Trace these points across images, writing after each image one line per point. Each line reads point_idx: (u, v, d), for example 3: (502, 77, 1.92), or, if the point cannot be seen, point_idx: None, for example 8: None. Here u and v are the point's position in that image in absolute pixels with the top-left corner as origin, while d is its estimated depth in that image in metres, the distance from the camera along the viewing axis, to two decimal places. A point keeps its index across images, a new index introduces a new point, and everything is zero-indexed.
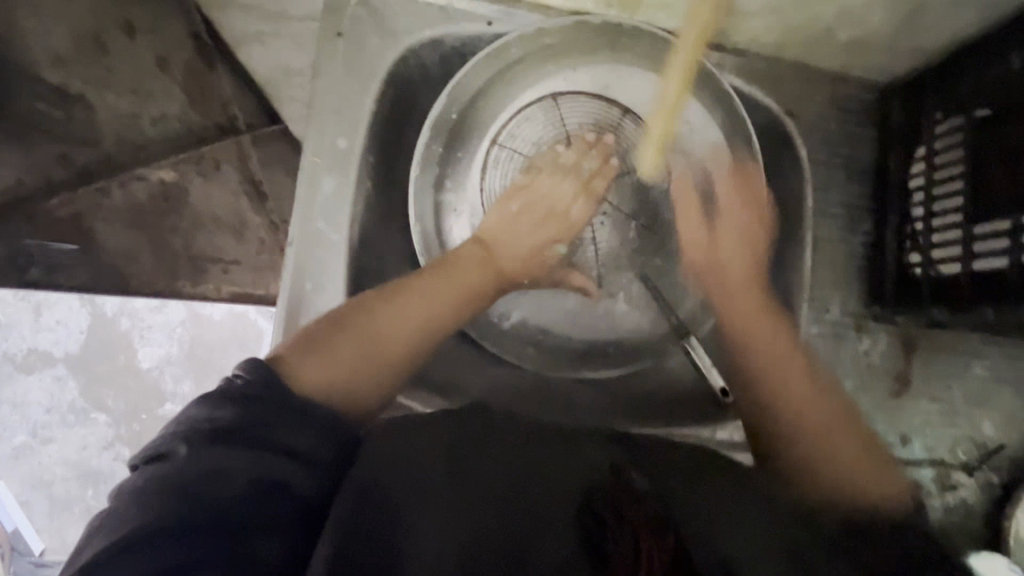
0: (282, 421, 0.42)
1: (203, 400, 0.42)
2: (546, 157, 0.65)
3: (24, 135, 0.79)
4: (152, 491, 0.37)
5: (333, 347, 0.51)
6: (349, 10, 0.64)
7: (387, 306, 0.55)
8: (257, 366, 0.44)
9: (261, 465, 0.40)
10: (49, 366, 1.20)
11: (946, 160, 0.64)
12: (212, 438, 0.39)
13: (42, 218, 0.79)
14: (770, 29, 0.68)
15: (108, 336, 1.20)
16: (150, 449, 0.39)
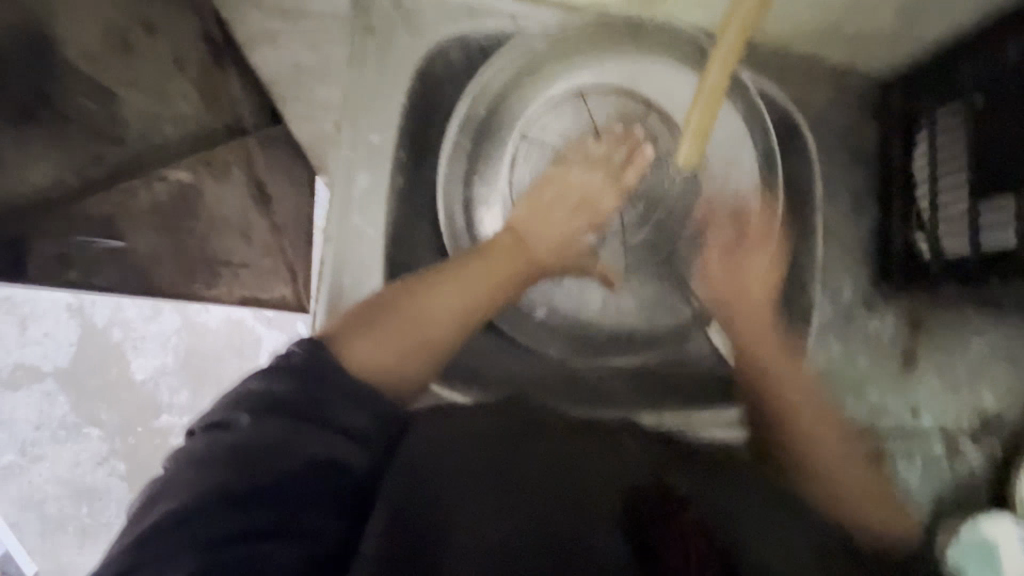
0: (339, 401, 0.41)
1: (262, 372, 0.42)
2: (576, 150, 0.67)
3: None
4: (210, 458, 0.37)
5: (379, 332, 0.50)
6: (377, 8, 0.65)
7: (429, 296, 0.56)
8: (310, 342, 0.44)
9: (319, 443, 0.39)
10: (37, 381, 0.90)
11: (947, 145, 0.68)
12: (272, 410, 0.39)
13: (77, 219, 0.74)
14: (781, 23, 0.70)
15: (103, 347, 0.91)
16: (213, 416, 0.40)
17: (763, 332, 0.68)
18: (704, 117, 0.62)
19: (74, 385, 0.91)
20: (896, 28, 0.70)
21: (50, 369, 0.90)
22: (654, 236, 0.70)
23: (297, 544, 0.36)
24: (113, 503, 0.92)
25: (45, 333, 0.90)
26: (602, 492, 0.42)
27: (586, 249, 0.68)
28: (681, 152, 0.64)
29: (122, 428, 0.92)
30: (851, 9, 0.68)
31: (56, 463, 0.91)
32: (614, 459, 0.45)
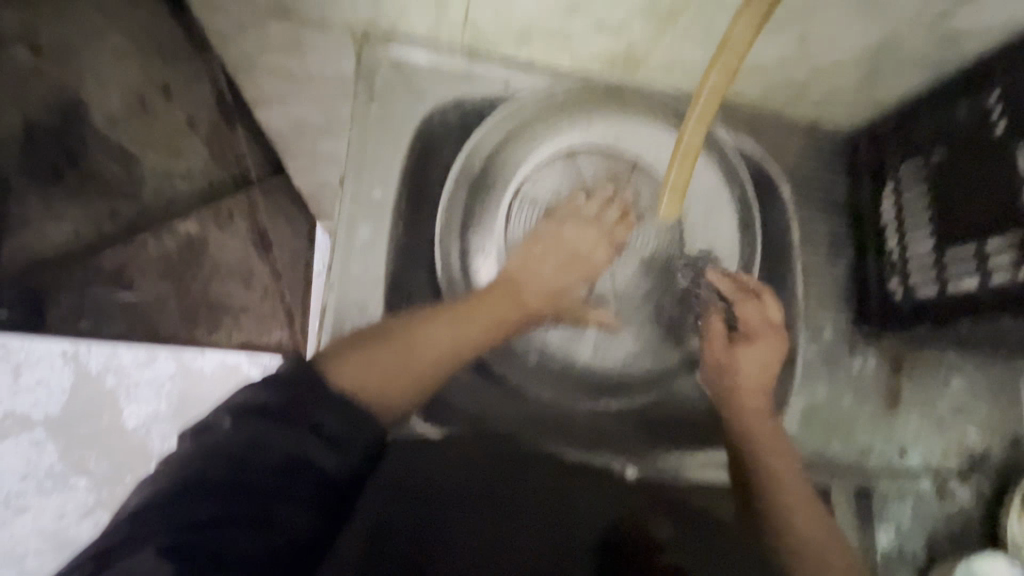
0: (318, 405, 0.42)
1: (252, 382, 0.44)
2: (569, 206, 0.71)
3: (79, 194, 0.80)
4: (193, 457, 0.38)
5: (364, 353, 0.53)
6: (381, 72, 0.69)
7: (417, 330, 0.59)
8: (297, 359, 0.46)
9: (299, 447, 0.40)
10: None
11: (912, 196, 0.73)
12: (255, 415, 0.40)
13: (92, 271, 0.82)
14: (752, 86, 0.76)
15: None
16: (199, 419, 0.41)
17: (756, 401, 0.72)
18: (684, 176, 0.65)
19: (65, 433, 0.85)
20: (858, 89, 0.75)
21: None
22: (645, 284, 0.74)
23: (264, 534, 0.37)
24: None
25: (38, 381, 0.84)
26: (574, 526, 0.45)
27: (580, 301, 0.71)
28: (663, 204, 0.67)
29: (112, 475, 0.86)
30: (818, 73, 0.73)
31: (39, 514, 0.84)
32: (592, 501, 0.48)
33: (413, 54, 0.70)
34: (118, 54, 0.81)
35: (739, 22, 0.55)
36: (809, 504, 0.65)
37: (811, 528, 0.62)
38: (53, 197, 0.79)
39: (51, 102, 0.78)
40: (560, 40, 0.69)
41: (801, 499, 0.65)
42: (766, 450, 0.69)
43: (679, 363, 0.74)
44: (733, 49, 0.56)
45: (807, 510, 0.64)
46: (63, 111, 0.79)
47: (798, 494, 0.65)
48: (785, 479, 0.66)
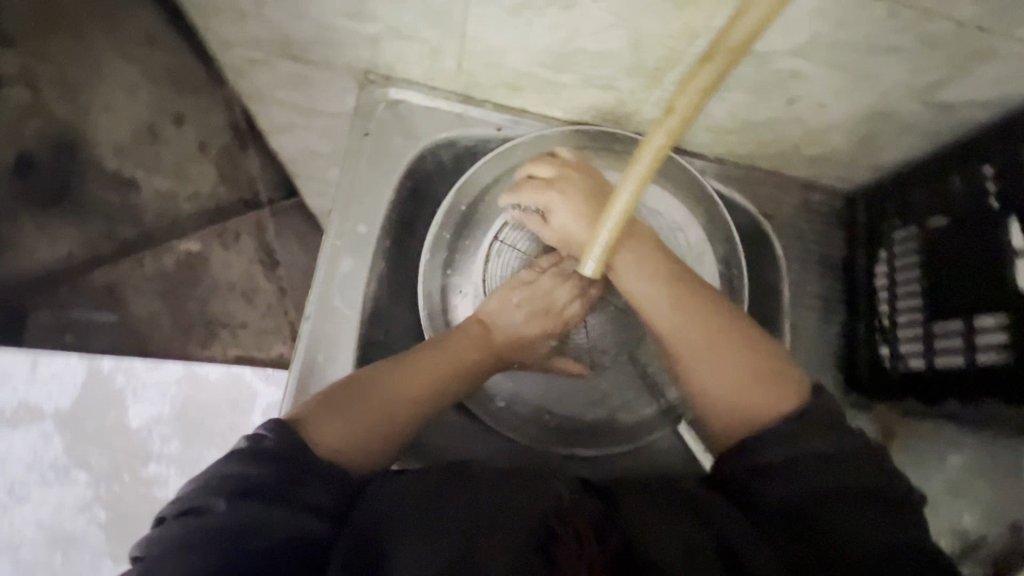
0: (305, 481, 0.44)
1: (232, 456, 0.45)
2: (549, 257, 0.72)
3: (81, 216, 0.90)
4: (189, 543, 0.40)
5: (346, 409, 0.52)
6: (378, 113, 0.72)
7: (399, 378, 0.57)
8: (279, 426, 0.47)
9: (291, 524, 0.42)
10: (37, 423, 0.90)
11: (905, 262, 0.71)
12: (247, 496, 0.42)
13: (81, 288, 0.90)
14: (745, 143, 0.76)
15: (102, 394, 0.91)
16: (189, 498, 0.43)
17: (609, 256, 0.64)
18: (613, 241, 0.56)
19: (73, 428, 0.91)
20: (854, 152, 0.74)
21: (51, 412, 0.90)
22: (620, 332, 0.74)
23: None
24: (90, 554, 0.90)
25: (53, 374, 0.90)
26: (512, 515, 0.42)
27: (543, 357, 0.70)
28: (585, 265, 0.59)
29: (112, 473, 0.91)
30: (812, 136, 0.72)
31: (40, 506, 0.90)
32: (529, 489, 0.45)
33: (409, 98, 0.73)
34: (133, 90, 0.89)
35: (695, 78, 0.45)
36: (719, 356, 0.54)
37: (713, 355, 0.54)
38: (46, 217, 0.89)
39: (44, 132, 0.89)
40: (550, 91, 0.70)
41: (707, 350, 0.54)
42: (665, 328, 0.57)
43: (658, 415, 0.72)
44: (679, 118, 0.46)
45: (714, 357, 0.54)
46: (60, 138, 0.89)
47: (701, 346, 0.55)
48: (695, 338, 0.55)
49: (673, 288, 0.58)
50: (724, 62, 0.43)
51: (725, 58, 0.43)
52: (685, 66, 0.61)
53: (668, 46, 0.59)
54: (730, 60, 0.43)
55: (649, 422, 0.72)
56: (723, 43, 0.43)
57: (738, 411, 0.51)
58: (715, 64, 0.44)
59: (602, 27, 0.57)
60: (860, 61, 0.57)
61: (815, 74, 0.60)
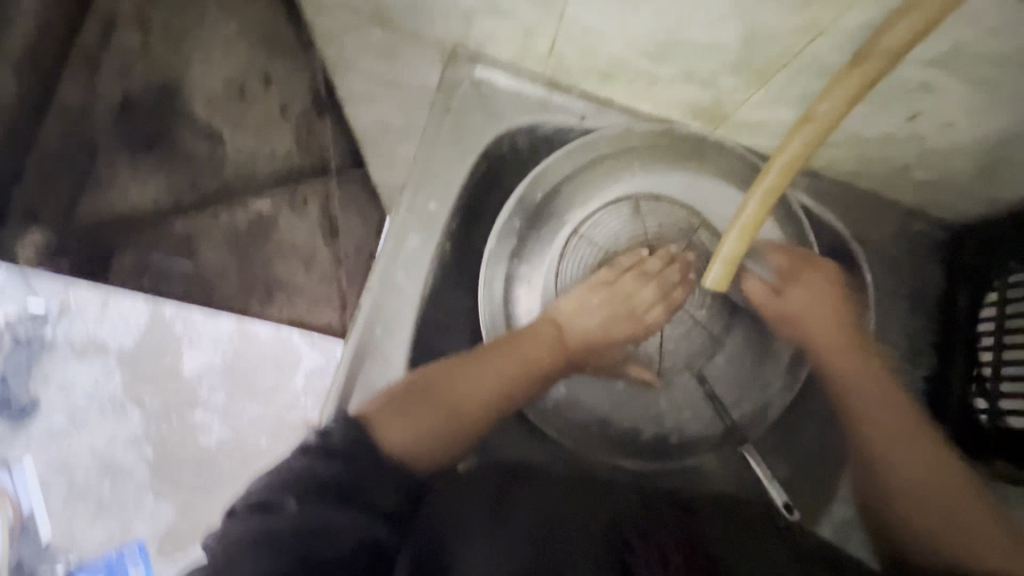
0: (371, 483, 0.44)
1: (303, 452, 0.44)
2: (630, 258, 0.69)
3: (169, 163, 0.92)
4: (260, 542, 0.38)
5: (417, 413, 0.53)
6: (461, 90, 0.71)
7: (465, 380, 0.57)
8: (352, 424, 0.46)
9: (360, 526, 0.41)
10: (101, 355, 0.92)
11: (1019, 309, 0.64)
12: (318, 492, 0.41)
13: (163, 233, 0.92)
14: (847, 159, 0.70)
15: (161, 338, 0.93)
16: (258, 495, 0.41)
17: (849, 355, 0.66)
18: (739, 250, 0.60)
19: (132, 367, 0.92)
20: (972, 182, 0.66)
21: (114, 349, 0.92)
22: (689, 342, 0.69)
23: None
24: (134, 486, 0.91)
25: (121, 315, 0.92)
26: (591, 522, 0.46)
27: (617, 360, 0.68)
28: (709, 274, 0.61)
29: (162, 414, 0.92)
30: (925, 158, 0.65)
31: (94, 437, 0.91)
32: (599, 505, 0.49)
33: (494, 78, 0.71)
34: (232, 48, 0.93)
35: (839, 85, 0.48)
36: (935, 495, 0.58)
37: (916, 472, 0.59)
38: (138, 162, 0.92)
39: (149, 80, 0.93)
40: (643, 84, 0.67)
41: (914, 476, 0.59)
42: (897, 461, 0.61)
43: (721, 434, 0.68)
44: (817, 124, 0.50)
45: (929, 488, 0.58)
46: (161, 89, 0.93)
47: (930, 470, 0.59)
48: (915, 466, 0.59)
49: (885, 397, 0.65)
50: (878, 66, 0.46)
51: (877, 61, 0.46)
52: (799, 68, 0.56)
53: (784, 43, 0.54)
54: (884, 64, 0.46)
55: (704, 442, 0.68)
56: (874, 49, 0.45)
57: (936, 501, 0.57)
58: (867, 66, 0.46)
59: (715, 18, 0.54)
60: (1006, 80, 0.51)
61: (950, 89, 0.54)
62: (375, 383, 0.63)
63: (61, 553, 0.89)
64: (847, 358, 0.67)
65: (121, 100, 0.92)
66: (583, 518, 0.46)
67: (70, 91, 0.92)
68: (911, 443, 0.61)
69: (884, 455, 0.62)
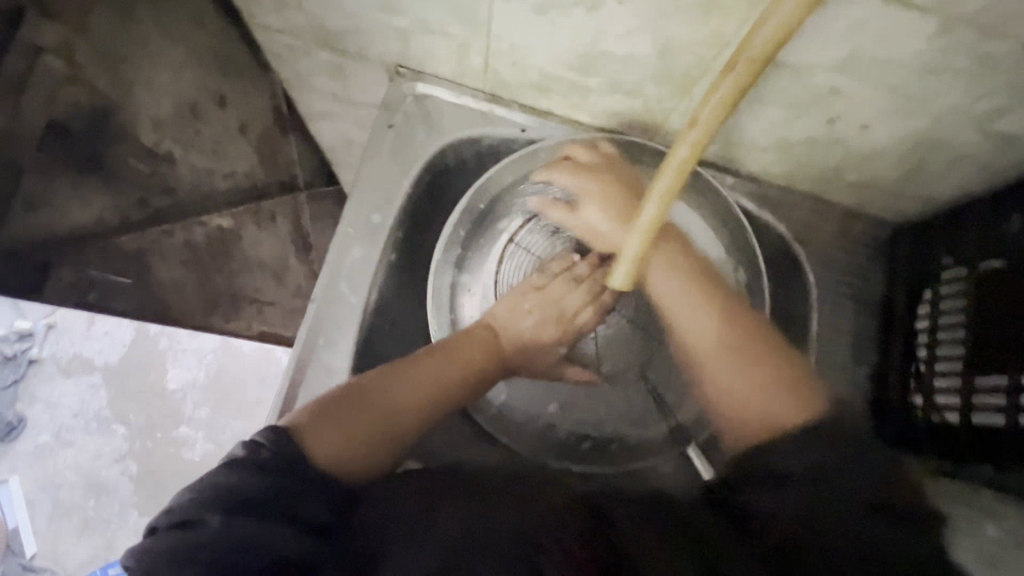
0: (298, 496, 0.44)
1: (228, 465, 0.44)
2: (559, 262, 0.71)
3: (105, 178, 0.78)
4: (180, 561, 0.38)
5: (351, 420, 0.52)
6: (403, 106, 0.73)
7: (397, 385, 0.57)
8: (277, 436, 0.46)
9: (280, 541, 0.41)
10: (87, 373, 1.25)
11: (948, 307, 0.65)
12: (241, 508, 0.42)
13: (110, 253, 0.81)
14: (781, 162, 0.71)
15: (146, 353, 1.27)
16: (181, 510, 0.41)
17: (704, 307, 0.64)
18: (642, 251, 0.61)
19: (117, 380, 1.27)
20: (902, 180, 0.68)
21: (101, 363, 1.27)
22: (624, 345, 0.71)
23: None
24: (119, 502, 1.23)
25: (106, 331, 1.27)
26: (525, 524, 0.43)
27: (553, 363, 0.69)
28: (614, 276, 0.64)
29: (147, 428, 1.26)
30: (854, 159, 0.66)
31: (79, 452, 1.24)
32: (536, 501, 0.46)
33: (437, 93, 0.74)
34: (178, 68, 0.82)
35: (717, 91, 0.46)
36: (770, 396, 0.57)
37: (739, 380, 0.60)
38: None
39: (86, 100, 0.73)
40: (576, 94, 0.69)
41: (738, 355, 0.61)
42: (739, 392, 0.59)
43: (666, 437, 0.69)
44: (701, 130, 0.48)
45: (749, 371, 0.59)
46: (102, 109, 0.75)
47: (758, 389, 0.58)
48: (735, 370, 0.60)
49: (741, 344, 0.61)
50: (749, 72, 0.44)
51: (746, 69, 0.44)
52: (715, 77, 0.58)
53: (698, 53, 0.56)
54: (754, 70, 0.44)
55: (652, 447, 0.69)
56: (743, 54, 0.43)
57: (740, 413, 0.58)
58: (735, 75, 0.44)
59: (628, 30, 0.55)
60: (910, 82, 0.53)
61: (860, 93, 0.56)
62: (318, 392, 0.64)
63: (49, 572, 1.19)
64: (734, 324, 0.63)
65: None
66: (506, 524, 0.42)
67: None
68: (758, 382, 0.58)
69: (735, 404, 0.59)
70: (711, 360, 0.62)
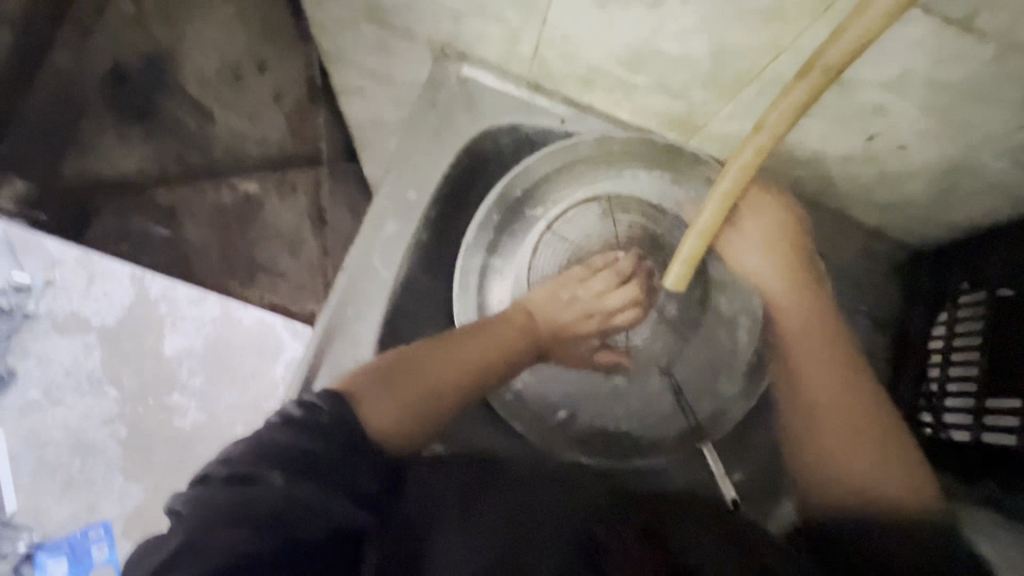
0: (354, 465, 0.44)
1: (287, 424, 0.45)
2: (598, 254, 0.72)
3: (156, 134, 0.94)
4: (238, 512, 0.40)
5: (396, 389, 0.53)
6: (447, 88, 0.74)
7: (441, 360, 0.58)
8: (336, 400, 0.47)
9: (334, 507, 0.43)
10: (82, 331, 0.92)
11: (965, 329, 0.67)
12: (303, 469, 0.42)
13: (146, 201, 0.93)
14: (814, 176, 0.72)
15: (142, 319, 0.94)
16: (239, 465, 0.42)
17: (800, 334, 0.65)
18: (698, 250, 0.63)
19: (113, 345, 0.93)
20: (930, 205, 0.69)
21: (98, 325, 0.93)
22: (652, 342, 0.71)
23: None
24: (107, 463, 0.91)
25: (106, 292, 0.93)
26: (558, 523, 0.48)
27: (582, 355, 0.70)
28: (669, 275, 0.65)
29: (138, 394, 0.93)
30: (885, 179, 0.68)
31: (70, 411, 0.91)
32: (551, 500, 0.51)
33: (481, 77, 0.74)
34: (219, 28, 0.96)
35: (794, 91, 0.51)
36: (840, 427, 0.58)
37: (854, 474, 0.56)
38: (123, 130, 0.93)
39: (139, 47, 0.93)
40: (622, 91, 0.69)
41: (860, 447, 0.57)
42: (824, 416, 0.60)
43: (681, 435, 0.70)
44: (767, 134, 0.54)
45: (853, 435, 0.57)
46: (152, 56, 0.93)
47: (869, 464, 0.56)
48: (865, 461, 0.56)
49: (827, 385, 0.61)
50: (821, 79, 0.49)
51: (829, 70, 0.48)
52: (766, 85, 0.59)
53: (750, 59, 0.57)
54: (823, 81, 0.49)
55: (662, 443, 0.70)
56: (820, 61, 0.48)
57: (861, 498, 0.55)
58: (810, 80, 0.50)
59: (686, 30, 0.56)
60: (955, 107, 0.55)
61: (906, 114, 0.57)
62: (343, 362, 0.65)
63: (27, 528, 0.88)
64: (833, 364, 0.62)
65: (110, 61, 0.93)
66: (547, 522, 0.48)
67: (65, 47, 0.92)
68: (874, 450, 0.57)
69: (824, 447, 0.58)
70: (837, 451, 0.57)
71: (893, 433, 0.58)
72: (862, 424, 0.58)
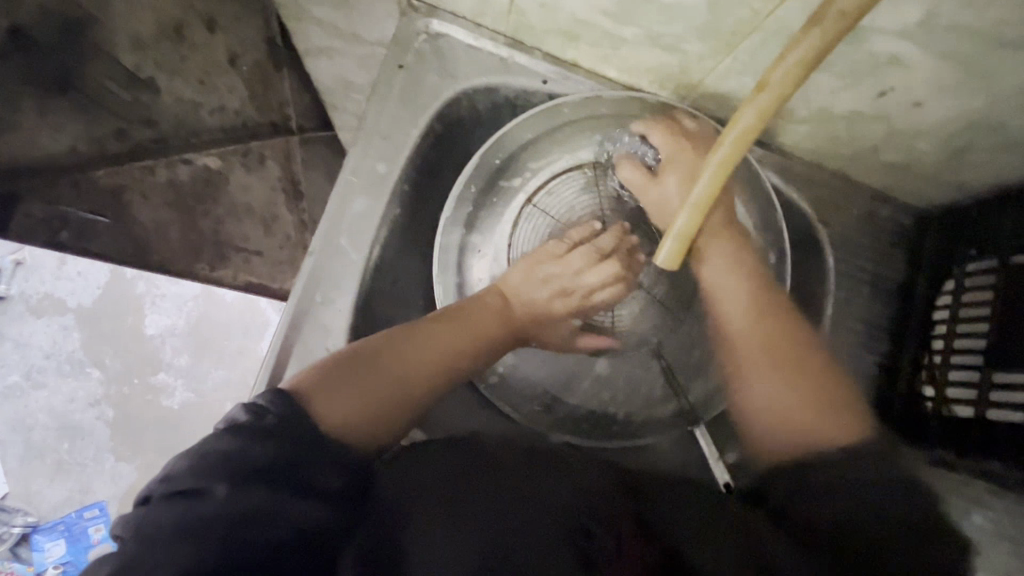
0: (308, 464, 0.41)
1: (229, 431, 0.40)
2: (580, 229, 0.67)
3: (90, 107, 0.81)
4: (183, 531, 0.35)
5: (360, 382, 0.49)
6: (415, 46, 0.67)
7: (419, 343, 0.55)
8: (284, 402, 0.43)
9: (290, 510, 0.39)
10: None
11: (972, 299, 0.63)
12: (249, 476, 0.38)
13: (86, 185, 0.80)
14: (815, 137, 0.67)
15: None
16: (178, 479, 0.38)
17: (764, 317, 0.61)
18: (692, 226, 0.59)
19: None
20: (940, 164, 0.64)
21: None
22: (642, 320, 0.68)
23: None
24: None
25: None
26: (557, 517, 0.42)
27: (562, 337, 0.65)
28: (661, 252, 0.61)
29: None
30: (894, 137, 0.62)
31: None
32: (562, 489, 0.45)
33: (452, 33, 0.67)
34: None
35: (797, 48, 0.46)
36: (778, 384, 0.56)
37: (803, 430, 0.53)
38: (44, 105, 0.80)
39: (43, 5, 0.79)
40: (608, 43, 0.62)
41: (799, 399, 0.55)
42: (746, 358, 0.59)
43: (675, 414, 0.67)
44: (771, 95, 0.49)
45: (783, 383, 0.56)
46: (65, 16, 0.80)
47: (779, 399, 0.56)
48: (800, 414, 0.54)
49: (767, 341, 0.59)
50: (835, 27, 0.44)
51: (838, 22, 0.44)
52: (767, 35, 0.53)
53: (751, 6, 0.50)
54: (843, 26, 0.44)
55: (656, 422, 0.67)
56: (833, 7, 0.43)
57: (788, 434, 0.53)
58: (821, 30, 0.44)
59: None
60: (976, 56, 0.49)
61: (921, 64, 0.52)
62: (313, 352, 0.61)
63: None
64: (767, 323, 0.61)
65: (8, 25, 0.78)
66: (559, 507, 0.43)
67: None
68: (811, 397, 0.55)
69: (758, 406, 0.57)
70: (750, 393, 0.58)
71: (816, 372, 0.57)
72: (790, 362, 0.57)
